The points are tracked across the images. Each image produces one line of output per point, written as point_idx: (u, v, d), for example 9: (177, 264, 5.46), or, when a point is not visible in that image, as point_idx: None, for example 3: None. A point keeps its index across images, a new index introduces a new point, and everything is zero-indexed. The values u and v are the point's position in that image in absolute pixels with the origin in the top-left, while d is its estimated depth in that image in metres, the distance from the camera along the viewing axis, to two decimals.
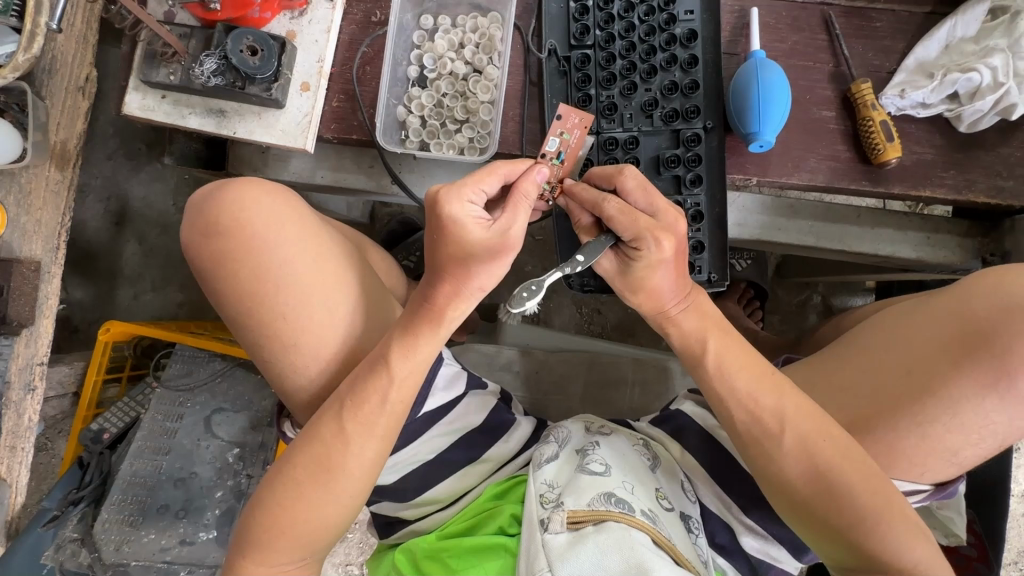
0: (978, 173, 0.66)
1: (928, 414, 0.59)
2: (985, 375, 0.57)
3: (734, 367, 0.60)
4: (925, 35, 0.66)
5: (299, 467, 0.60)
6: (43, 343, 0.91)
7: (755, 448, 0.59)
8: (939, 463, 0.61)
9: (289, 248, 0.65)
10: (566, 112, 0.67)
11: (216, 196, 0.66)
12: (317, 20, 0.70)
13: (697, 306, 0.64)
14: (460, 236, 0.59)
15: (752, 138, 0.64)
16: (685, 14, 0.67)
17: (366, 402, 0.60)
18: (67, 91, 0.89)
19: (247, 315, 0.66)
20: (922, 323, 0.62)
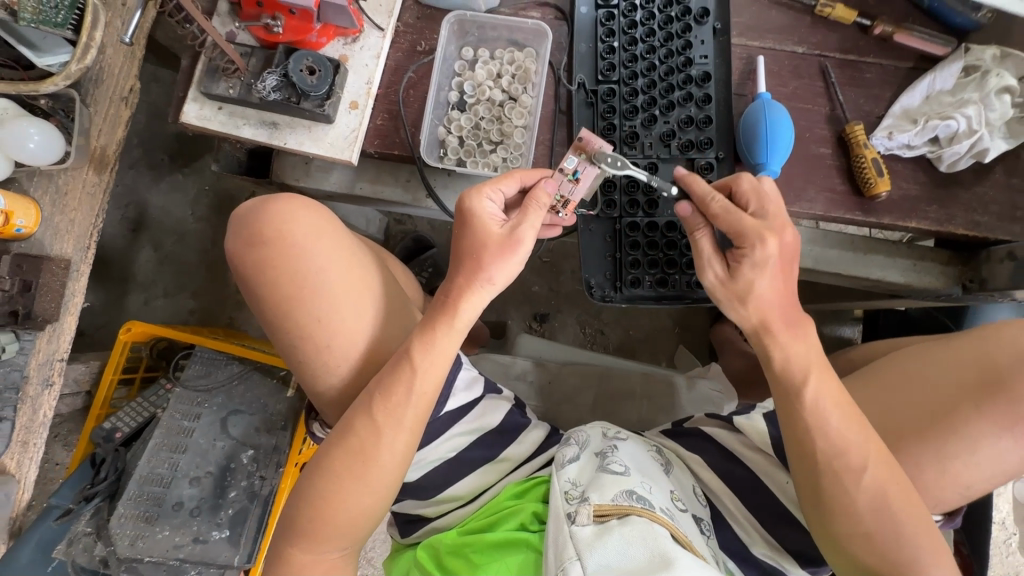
0: (957, 209, 0.74)
1: (949, 452, 0.63)
2: (1003, 419, 0.63)
3: (830, 404, 0.60)
4: (909, 87, 0.75)
5: (336, 461, 0.63)
6: (66, 340, 0.87)
7: (830, 481, 0.59)
8: (952, 496, 0.65)
9: (325, 254, 0.67)
10: (587, 136, 0.71)
11: (260, 208, 0.68)
12: (368, 46, 0.77)
13: (803, 339, 0.63)
14: (483, 234, 0.65)
15: (760, 167, 0.71)
16: (701, 58, 0.76)
17: (394, 393, 0.63)
18: (111, 101, 0.88)
19: (282, 318, 0.67)
20: (941, 365, 0.68)
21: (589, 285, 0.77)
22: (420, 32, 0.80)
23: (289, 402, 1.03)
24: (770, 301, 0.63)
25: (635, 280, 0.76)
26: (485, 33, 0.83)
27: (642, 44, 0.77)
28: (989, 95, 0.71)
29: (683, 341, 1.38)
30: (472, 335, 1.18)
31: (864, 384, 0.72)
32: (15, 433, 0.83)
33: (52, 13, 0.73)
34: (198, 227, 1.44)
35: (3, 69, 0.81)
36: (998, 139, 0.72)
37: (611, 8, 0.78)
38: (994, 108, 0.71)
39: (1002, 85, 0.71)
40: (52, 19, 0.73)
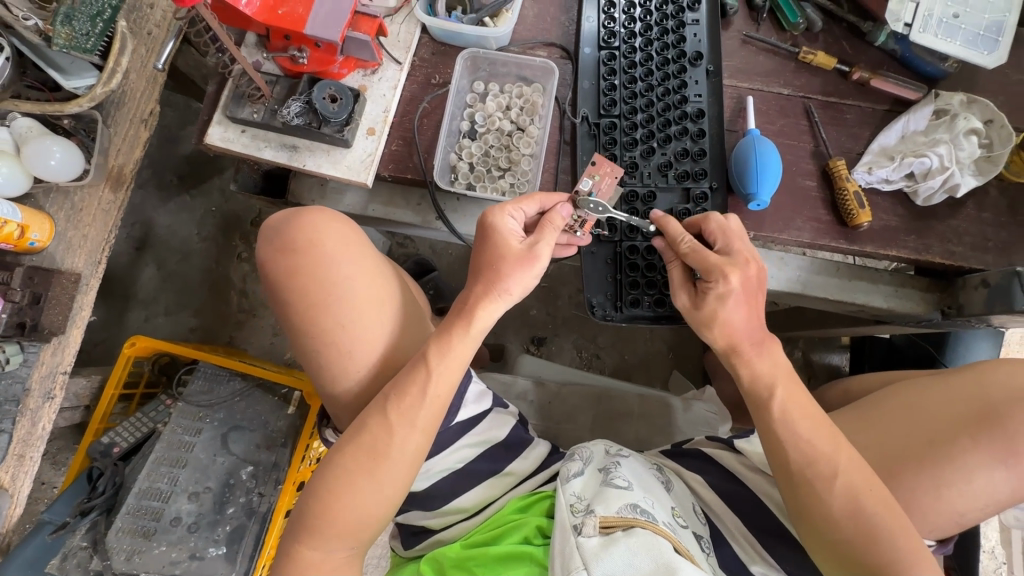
0: (933, 238, 0.80)
1: (945, 480, 0.60)
2: (998, 450, 0.60)
3: (797, 414, 0.63)
4: (885, 127, 0.82)
5: (348, 458, 0.65)
6: (70, 353, 0.88)
7: (806, 487, 0.61)
8: (946, 525, 0.61)
9: (353, 264, 0.71)
10: (600, 160, 0.77)
11: (291, 220, 0.72)
12: (386, 78, 0.82)
13: (771, 357, 0.66)
14: (501, 247, 0.69)
15: (751, 197, 0.77)
16: (695, 97, 0.82)
17: (408, 394, 0.65)
18: (131, 122, 0.91)
19: (306, 323, 0.70)
20: (938, 396, 0.65)
21: (591, 304, 0.81)
22: (435, 66, 0.85)
23: (290, 419, 1.04)
24: (735, 318, 0.66)
25: (635, 301, 0.80)
26: (496, 69, 0.89)
27: (641, 83, 0.83)
28: (958, 136, 0.78)
29: (677, 366, 1.41)
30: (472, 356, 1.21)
31: (857, 411, 0.69)
32: (12, 446, 0.83)
33: (84, 40, 0.77)
34: (202, 246, 1.46)
35: (31, 89, 0.83)
36: (968, 176, 0.78)
37: (612, 49, 0.84)
38: (963, 147, 0.78)
39: (969, 127, 0.78)
40: (82, 45, 0.77)
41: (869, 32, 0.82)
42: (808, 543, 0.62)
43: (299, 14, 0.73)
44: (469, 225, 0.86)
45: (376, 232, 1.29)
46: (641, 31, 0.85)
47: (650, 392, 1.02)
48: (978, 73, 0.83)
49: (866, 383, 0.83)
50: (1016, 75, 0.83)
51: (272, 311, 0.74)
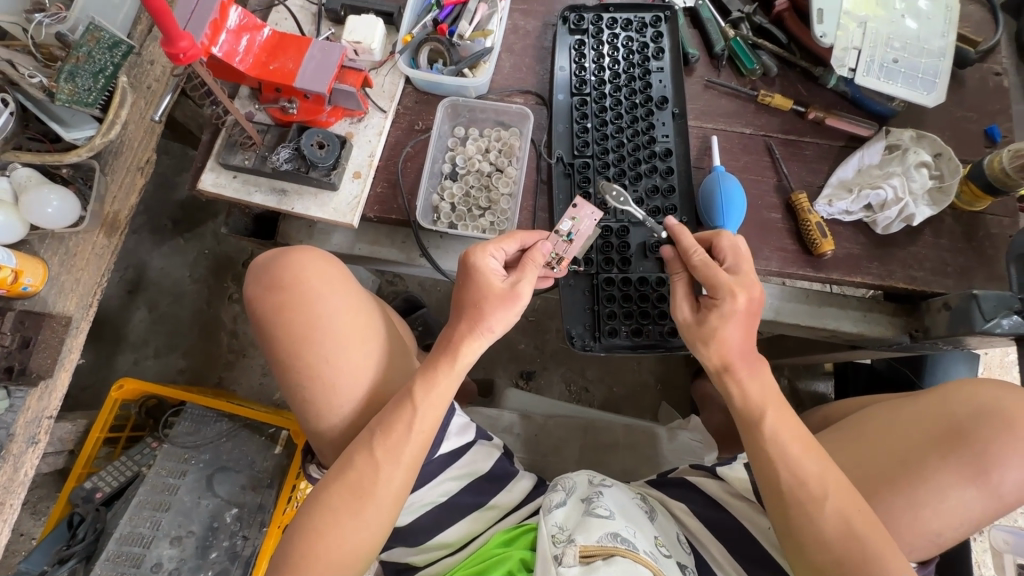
0: (895, 265, 0.83)
1: (919, 500, 0.61)
2: (967, 468, 0.61)
3: (782, 434, 0.64)
4: (842, 161, 0.87)
5: (336, 495, 0.65)
6: (56, 397, 0.88)
7: (790, 513, 0.62)
8: (924, 546, 0.62)
9: (339, 300, 0.73)
10: (580, 203, 0.80)
11: (280, 259, 0.75)
12: (371, 126, 0.87)
13: (756, 381, 0.67)
14: (484, 287, 0.71)
15: (719, 230, 0.80)
16: (662, 137, 0.88)
17: (393, 429, 0.66)
18: (128, 170, 0.95)
19: (292, 358, 0.71)
20: (909, 416, 0.66)
21: (570, 335, 0.83)
22: (418, 113, 0.90)
23: (277, 459, 1.04)
24: (731, 338, 0.67)
25: (613, 330, 0.83)
26: (475, 116, 0.94)
27: (611, 125, 0.89)
28: (909, 169, 0.83)
29: (665, 397, 1.42)
30: (459, 391, 1.22)
31: (833, 434, 0.70)
32: None
33: (86, 95, 0.82)
34: (194, 288, 1.48)
35: (31, 141, 0.87)
36: (923, 206, 0.82)
37: (583, 95, 0.90)
38: (915, 179, 0.83)
39: (919, 160, 0.83)
40: (84, 99, 0.81)
41: (821, 76, 0.89)
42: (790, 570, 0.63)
43: (290, 69, 0.79)
44: (452, 262, 0.89)
45: (364, 271, 1.32)
46: (610, 78, 0.91)
47: (636, 423, 1.03)
48: (924, 112, 0.90)
49: (843, 407, 0.84)
50: (960, 113, 0.90)
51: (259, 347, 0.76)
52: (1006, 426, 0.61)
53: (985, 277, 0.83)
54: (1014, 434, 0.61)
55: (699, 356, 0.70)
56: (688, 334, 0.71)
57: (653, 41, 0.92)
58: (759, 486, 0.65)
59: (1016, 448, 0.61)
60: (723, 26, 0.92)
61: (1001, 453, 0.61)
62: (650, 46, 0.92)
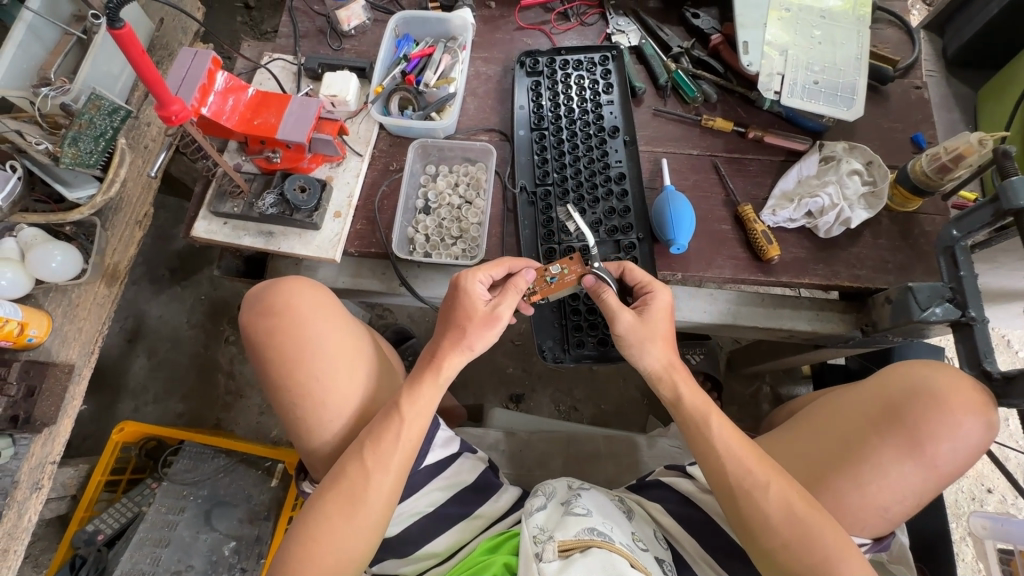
0: (840, 265, 0.90)
1: (863, 477, 0.67)
2: (903, 444, 0.67)
3: (728, 435, 0.70)
4: (783, 174, 0.95)
5: (328, 505, 0.69)
6: (59, 442, 0.93)
7: (744, 498, 0.66)
8: (875, 520, 0.68)
9: (327, 324, 0.79)
10: (575, 257, 0.83)
11: (271, 288, 0.81)
12: (349, 169, 0.95)
13: (696, 387, 0.75)
14: (466, 305, 0.77)
15: (671, 243, 0.87)
16: (616, 163, 0.96)
17: (380, 438, 0.71)
18: (127, 224, 1.02)
19: (285, 378, 0.76)
20: (852, 401, 0.72)
21: (542, 349, 0.89)
22: (392, 155, 0.98)
23: (273, 491, 1.08)
24: (662, 330, 0.76)
25: (580, 342, 0.88)
26: (444, 154, 1.03)
27: (569, 155, 0.97)
28: (843, 177, 0.91)
29: (652, 411, 1.46)
30: (449, 414, 1.26)
31: (790, 425, 0.76)
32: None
33: (88, 157, 0.90)
34: (191, 332, 1.53)
35: (38, 202, 0.95)
36: (859, 209, 0.89)
37: (542, 130, 0.99)
38: (849, 186, 0.90)
39: (850, 169, 0.91)
40: (86, 161, 0.90)
41: (756, 99, 0.98)
42: (752, 554, 0.66)
43: (272, 123, 0.87)
44: (429, 288, 0.95)
45: (356, 306, 1.38)
46: (565, 113, 1.00)
47: (617, 433, 1.06)
48: (855, 126, 0.98)
49: (801, 403, 0.91)
50: (887, 124, 0.98)
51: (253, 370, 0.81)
52: (935, 403, 0.67)
53: (924, 270, 0.89)
54: (947, 410, 0.67)
55: (647, 359, 0.76)
56: (636, 334, 0.76)
57: (603, 78, 1.01)
58: (709, 480, 0.70)
59: (948, 422, 0.66)
60: (665, 61, 1.01)
61: (931, 428, 0.67)
62: (600, 82, 1.01)
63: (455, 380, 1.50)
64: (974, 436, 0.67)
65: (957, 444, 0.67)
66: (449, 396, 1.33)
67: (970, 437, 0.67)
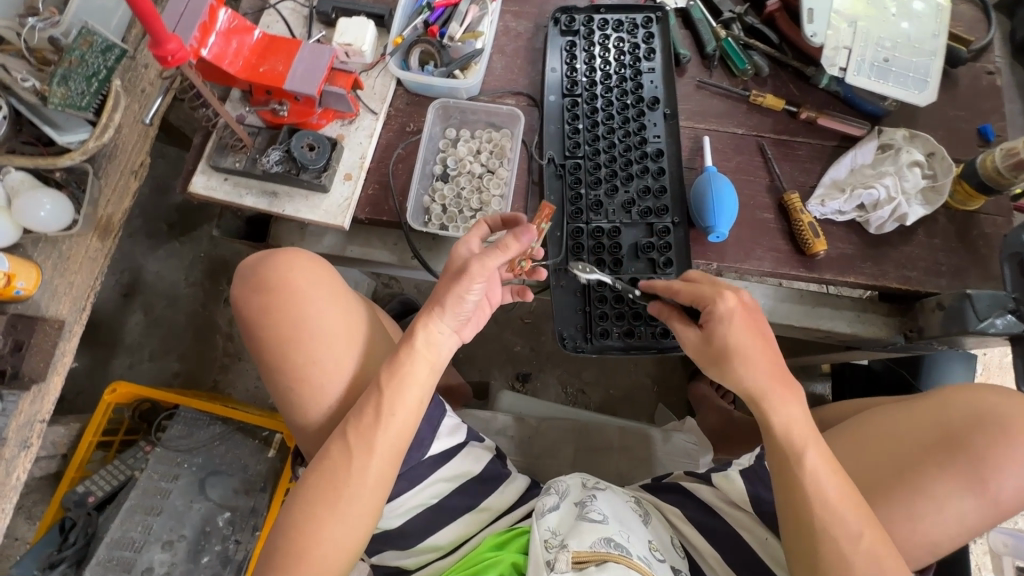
0: (889, 265, 0.83)
1: (918, 511, 0.62)
2: (966, 478, 0.62)
3: (824, 470, 0.62)
4: (835, 160, 0.87)
5: (313, 489, 0.64)
6: (49, 401, 0.87)
7: (829, 543, 0.60)
8: (923, 554, 0.64)
9: (325, 302, 0.72)
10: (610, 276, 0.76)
11: (264, 261, 0.74)
12: (363, 128, 0.87)
13: (800, 411, 0.66)
14: (444, 272, 0.69)
15: (710, 230, 0.80)
16: (654, 137, 0.88)
17: (363, 418, 0.65)
18: (122, 174, 0.94)
19: (281, 359, 0.71)
20: (903, 421, 0.68)
21: (562, 336, 0.83)
22: (409, 115, 0.90)
23: (270, 462, 1.04)
24: (756, 345, 0.66)
25: (604, 331, 0.83)
26: (466, 117, 0.95)
27: (603, 126, 0.89)
28: (902, 168, 0.83)
29: (661, 399, 1.41)
30: (454, 393, 1.22)
31: (826, 441, 0.72)
32: None
33: (78, 98, 0.81)
34: (190, 291, 1.47)
35: (25, 145, 0.87)
36: (916, 205, 0.82)
37: (574, 96, 0.90)
38: (908, 179, 0.82)
39: (912, 160, 0.83)
40: (76, 103, 0.81)
41: (813, 75, 0.88)
42: None
43: (279, 71, 0.79)
44: (445, 263, 0.89)
45: (360, 273, 1.32)
46: (601, 80, 0.91)
47: (630, 426, 1.02)
48: (917, 111, 0.90)
49: (835, 410, 0.85)
50: (953, 112, 0.89)
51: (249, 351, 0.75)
52: (1003, 430, 0.63)
53: (979, 276, 0.82)
54: (1010, 440, 0.63)
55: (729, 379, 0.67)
56: (701, 357, 0.70)
57: (644, 42, 0.92)
58: (787, 519, 0.63)
59: (1014, 454, 0.63)
60: (714, 27, 0.92)
61: (997, 460, 0.63)
62: (641, 47, 0.91)
63: (461, 355, 1.45)
64: None
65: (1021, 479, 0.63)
66: (454, 373, 1.29)
67: None
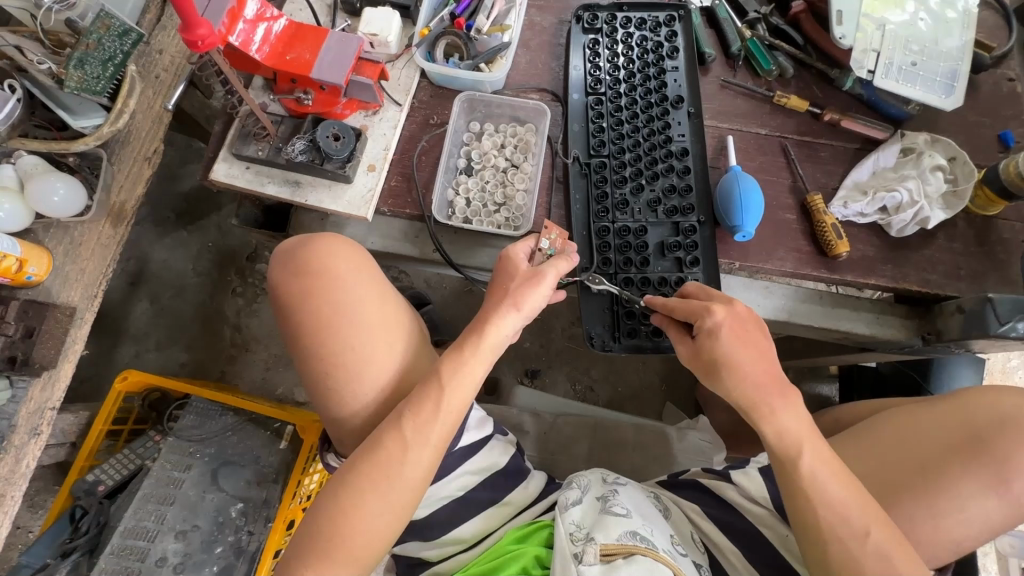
0: (909, 268, 0.83)
1: (940, 510, 0.63)
2: (988, 479, 0.63)
3: (825, 473, 0.63)
4: (857, 163, 0.87)
5: (362, 475, 0.64)
6: (60, 388, 0.85)
7: (837, 543, 0.61)
8: (944, 553, 0.65)
9: (364, 290, 0.72)
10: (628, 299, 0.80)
11: (304, 245, 0.74)
12: (387, 119, 0.86)
13: (801, 413, 0.67)
14: (513, 274, 0.72)
15: (737, 229, 0.81)
16: (679, 137, 0.88)
17: (423, 408, 0.66)
18: (134, 160, 0.92)
19: (317, 345, 0.70)
20: (927, 421, 0.68)
21: (590, 335, 0.83)
22: (432, 108, 0.90)
23: (282, 454, 1.04)
24: (747, 353, 0.68)
25: (631, 330, 0.83)
26: (491, 110, 0.94)
27: (627, 124, 0.88)
28: (924, 172, 0.84)
29: (669, 398, 1.42)
30: None
31: (845, 438, 0.72)
32: None
33: (94, 82, 0.80)
34: (197, 280, 1.46)
35: (38, 128, 0.86)
36: (937, 209, 0.83)
37: (599, 95, 0.90)
38: (931, 182, 0.83)
39: (934, 164, 0.84)
40: (92, 87, 0.80)
41: (836, 78, 0.89)
42: None
43: (306, 59, 0.78)
44: (467, 257, 0.89)
45: None
46: (625, 78, 0.90)
47: (645, 423, 1.02)
48: (938, 116, 0.90)
49: (854, 411, 0.86)
50: (973, 117, 0.90)
51: (281, 335, 0.74)
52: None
53: (998, 280, 0.83)
54: None
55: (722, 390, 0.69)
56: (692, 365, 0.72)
57: (668, 40, 0.91)
58: (795, 522, 0.64)
59: None
60: (740, 26, 0.92)
61: (1017, 461, 0.63)
62: (665, 45, 0.91)
63: None
64: None
65: None
66: None
67: None
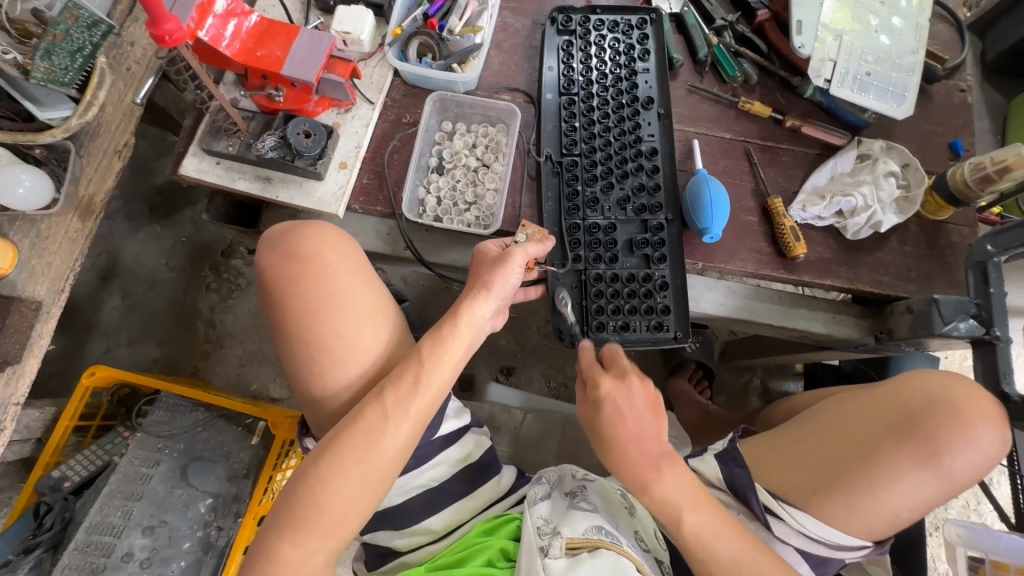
0: (863, 269, 0.87)
1: (877, 484, 0.67)
2: (921, 454, 0.67)
3: (710, 534, 0.67)
4: (816, 168, 0.91)
5: (342, 444, 0.65)
6: (24, 383, 0.85)
7: None
8: (883, 525, 0.69)
9: (352, 276, 0.74)
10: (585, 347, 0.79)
11: (294, 232, 0.75)
12: (359, 117, 0.87)
13: (686, 474, 0.69)
14: (482, 259, 0.74)
15: (704, 231, 0.83)
16: (649, 136, 0.90)
17: (403, 381, 0.68)
18: (105, 152, 0.91)
19: (302, 328, 0.71)
20: (870, 403, 0.72)
21: (559, 331, 0.86)
22: (405, 107, 0.90)
23: (254, 450, 1.04)
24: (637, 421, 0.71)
25: (601, 325, 0.85)
26: (463, 111, 0.96)
27: (599, 124, 0.90)
28: (878, 178, 0.87)
29: None
30: None
31: (797, 424, 0.76)
32: None
33: (62, 74, 0.79)
34: (170, 276, 1.44)
35: (3, 119, 0.84)
36: (890, 214, 0.86)
37: (571, 95, 0.92)
38: (884, 188, 0.86)
39: (887, 170, 0.87)
40: (60, 78, 0.79)
41: (798, 85, 0.92)
42: None
43: (277, 56, 0.78)
44: (438, 255, 0.91)
45: None
46: (597, 79, 0.92)
47: None
48: (894, 124, 0.94)
49: (805, 400, 0.89)
50: (926, 126, 0.94)
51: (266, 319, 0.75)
52: (956, 413, 0.67)
53: (946, 282, 0.87)
54: (962, 421, 0.67)
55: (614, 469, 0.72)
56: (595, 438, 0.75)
57: (639, 42, 0.94)
58: None
59: (965, 433, 0.67)
60: (707, 33, 0.95)
61: (948, 438, 0.67)
62: (636, 47, 0.93)
63: None
64: (990, 448, 0.67)
65: (973, 456, 0.67)
66: None
67: (987, 449, 0.67)
